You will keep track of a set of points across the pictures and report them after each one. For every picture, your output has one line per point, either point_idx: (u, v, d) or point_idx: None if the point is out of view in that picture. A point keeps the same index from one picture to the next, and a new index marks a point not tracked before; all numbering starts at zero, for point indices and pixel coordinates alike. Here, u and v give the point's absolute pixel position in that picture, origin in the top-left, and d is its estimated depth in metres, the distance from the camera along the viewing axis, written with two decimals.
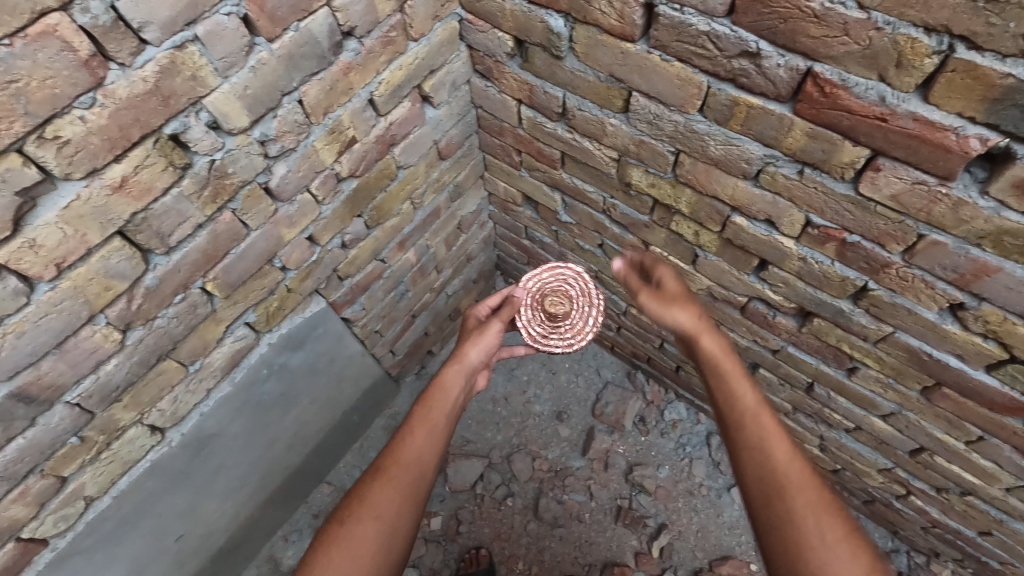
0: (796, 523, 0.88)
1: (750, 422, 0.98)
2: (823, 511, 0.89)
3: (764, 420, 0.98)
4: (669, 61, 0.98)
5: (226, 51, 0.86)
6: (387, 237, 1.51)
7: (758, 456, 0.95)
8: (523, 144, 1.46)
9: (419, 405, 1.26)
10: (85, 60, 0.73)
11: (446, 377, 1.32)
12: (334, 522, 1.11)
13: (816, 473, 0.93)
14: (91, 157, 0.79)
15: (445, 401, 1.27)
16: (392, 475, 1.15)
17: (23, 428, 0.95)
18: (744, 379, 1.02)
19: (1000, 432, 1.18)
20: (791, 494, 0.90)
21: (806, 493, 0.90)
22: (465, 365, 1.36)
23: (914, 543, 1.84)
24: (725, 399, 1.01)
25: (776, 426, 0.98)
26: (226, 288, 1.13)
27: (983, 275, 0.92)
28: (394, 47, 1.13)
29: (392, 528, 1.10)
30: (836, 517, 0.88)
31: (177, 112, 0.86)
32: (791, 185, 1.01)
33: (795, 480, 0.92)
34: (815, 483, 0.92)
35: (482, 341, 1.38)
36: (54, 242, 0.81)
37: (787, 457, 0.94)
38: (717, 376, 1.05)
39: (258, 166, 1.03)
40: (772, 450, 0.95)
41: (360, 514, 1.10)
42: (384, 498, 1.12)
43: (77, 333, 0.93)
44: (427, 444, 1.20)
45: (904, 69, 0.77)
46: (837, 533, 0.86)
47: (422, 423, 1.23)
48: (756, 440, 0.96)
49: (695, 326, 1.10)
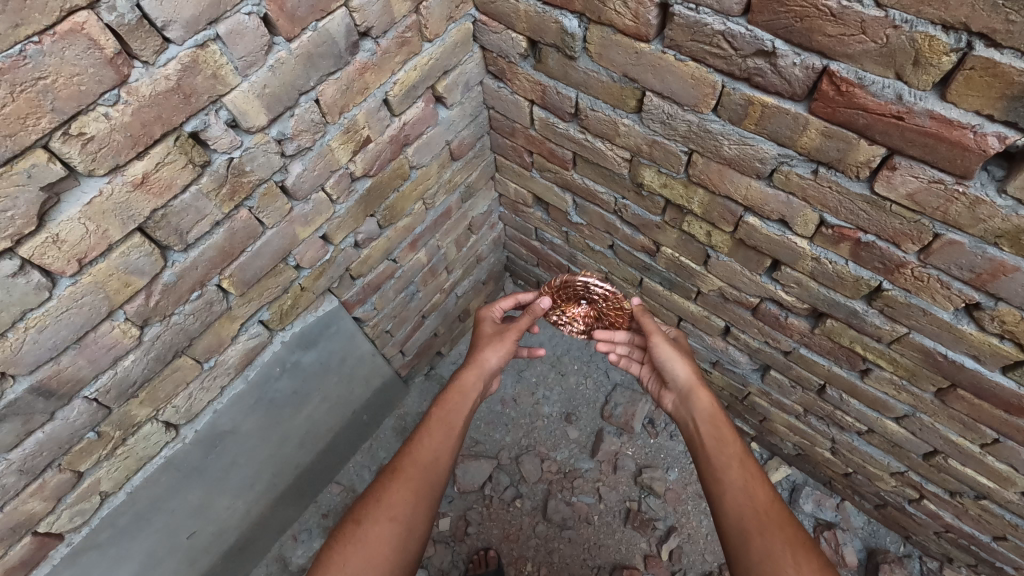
0: (773, 557, 1.01)
1: (734, 466, 1.16)
2: (798, 546, 1.02)
3: (747, 464, 1.16)
4: (683, 60, 0.99)
5: (247, 50, 0.87)
6: (399, 236, 1.52)
7: (738, 496, 1.11)
8: (534, 144, 1.47)
9: (436, 407, 1.29)
10: (111, 58, 0.74)
11: (464, 379, 1.34)
12: (350, 520, 1.13)
13: (793, 518, 1.07)
14: (113, 154, 0.81)
15: (463, 404, 1.30)
16: (407, 475, 1.17)
17: (42, 422, 0.96)
18: (731, 430, 1.22)
19: (1016, 435, 1.17)
20: (768, 533, 1.04)
21: (782, 531, 1.04)
22: (481, 368, 1.37)
23: (927, 548, 1.82)
24: (712, 442, 1.21)
25: (757, 473, 1.15)
26: (241, 286, 1.14)
27: (1000, 274, 0.91)
28: (410, 47, 1.14)
29: (407, 528, 1.12)
30: (810, 555, 1.01)
31: (198, 111, 0.87)
32: (806, 185, 1.01)
33: (772, 520, 1.06)
34: (790, 522, 1.06)
35: (500, 344, 1.39)
36: (77, 237, 0.83)
37: (765, 498, 1.10)
38: (710, 426, 1.24)
39: (275, 164, 1.04)
40: (751, 489, 1.12)
41: (377, 513, 1.12)
42: (400, 498, 1.14)
43: (97, 329, 0.94)
44: (443, 445, 1.22)
45: (921, 66, 0.77)
46: (812, 567, 0.99)
47: (439, 425, 1.25)
48: (738, 480, 1.13)
49: (695, 381, 1.31)
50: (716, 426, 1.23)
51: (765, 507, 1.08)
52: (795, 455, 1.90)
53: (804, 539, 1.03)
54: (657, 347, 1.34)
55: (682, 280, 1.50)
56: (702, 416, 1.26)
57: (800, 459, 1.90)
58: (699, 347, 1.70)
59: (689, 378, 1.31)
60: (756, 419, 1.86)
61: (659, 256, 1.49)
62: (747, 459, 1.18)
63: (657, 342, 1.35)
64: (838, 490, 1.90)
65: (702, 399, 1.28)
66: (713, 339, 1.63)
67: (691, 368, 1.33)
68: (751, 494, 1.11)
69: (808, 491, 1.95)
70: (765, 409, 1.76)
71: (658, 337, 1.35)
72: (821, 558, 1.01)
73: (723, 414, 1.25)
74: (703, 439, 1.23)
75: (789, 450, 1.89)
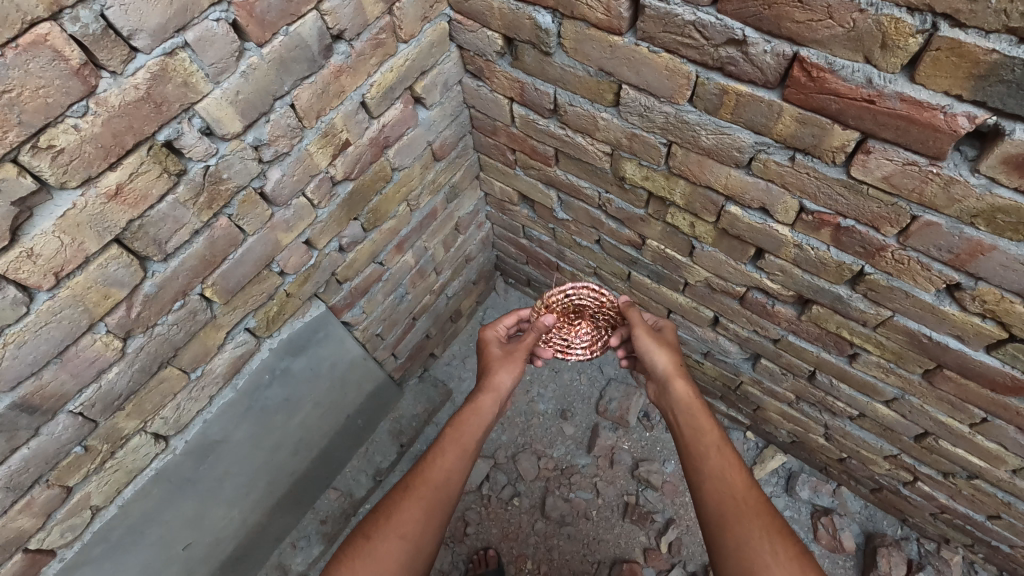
0: (751, 545, 1.01)
1: (712, 455, 1.16)
2: (776, 534, 1.02)
3: (725, 452, 1.16)
4: (656, 52, 0.99)
5: (216, 57, 0.87)
6: (384, 239, 1.52)
7: (716, 484, 1.11)
8: (516, 142, 1.47)
9: (451, 427, 1.27)
10: (77, 69, 0.74)
11: (480, 402, 1.33)
12: (360, 535, 1.12)
13: (773, 508, 1.06)
14: (86, 166, 0.80)
15: (477, 424, 1.29)
16: (421, 493, 1.15)
17: (27, 438, 0.95)
18: (709, 419, 1.22)
19: (1004, 413, 1.18)
20: (745, 520, 1.04)
21: (761, 518, 1.04)
22: (497, 393, 1.37)
23: (924, 530, 1.83)
24: (689, 432, 1.22)
25: (735, 462, 1.14)
26: (225, 294, 1.14)
27: (978, 254, 0.92)
28: (385, 49, 1.14)
29: (416, 547, 1.11)
30: (787, 543, 1.01)
31: (170, 119, 0.87)
32: (784, 172, 1.01)
33: (750, 508, 1.06)
34: (768, 511, 1.06)
35: (509, 367, 1.40)
36: (52, 251, 0.82)
37: (742, 487, 1.09)
38: (687, 414, 1.25)
39: (252, 171, 1.03)
40: (728, 479, 1.11)
41: (387, 530, 1.11)
42: (411, 516, 1.13)
43: (78, 342, 0.93)
44: (455, 465, 1.21)
45: (889, 50, 0.77)
46: (788, 556, 0.99)
47: (453, 443, 1.24)
48: (715, 469, 1.13)
49: (673, 369, 1.31)
50: (693, 415, 1.24)
51: (743, 496, 1.08)
52: (791, 443, 1.91)
53: (780, 526, 1.03)
54: (638, 338, 1.35)
55: (669, 272, 1.51)
56: (680, 405, 1.26)
57: (795, 446, 1.91)
58: (690, 339, 1.70)
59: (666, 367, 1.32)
60: (750, 408, 1.87)
61: (646, 250, 1.50)
62: (725, 446, 1.17)
63: (638, 331, 1.36)
64: (835, 475, 1.91)
65: (679, 388, 1.29)
66: (703, 330, 1.63)
67: (670, 356, 1.33)
68: (729, 482, 1.10)
69: (804, 478, 1.96)
70: (758, 398, 1.76)
71: (639, 328, 1.36)
72: (798, 545, 1.01)
73: (700, 403, 1.25)
74: (681, 427, 1.24)
75: (784, 438, 1.91)
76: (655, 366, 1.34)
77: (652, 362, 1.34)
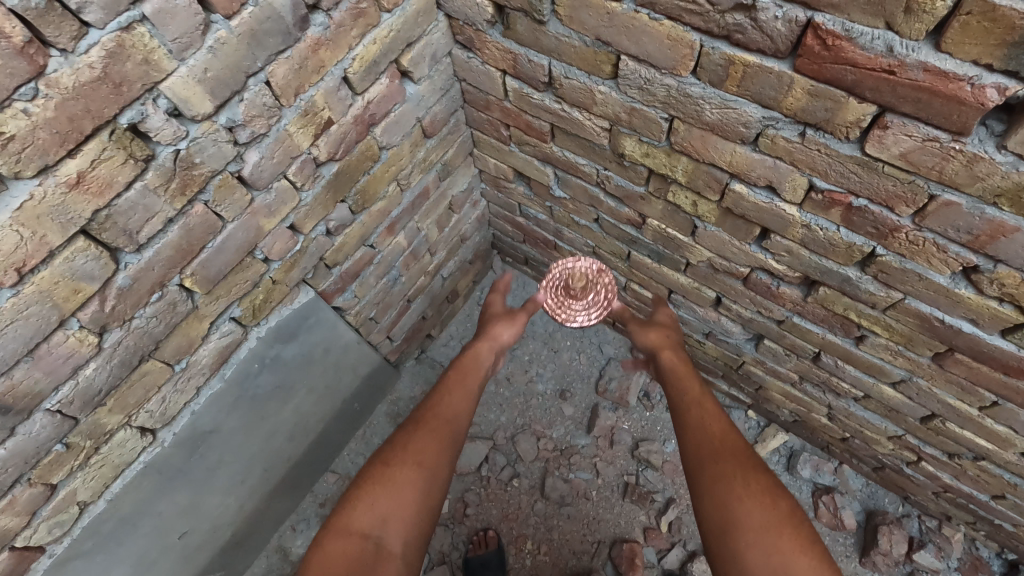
0: (729, 486, 1.03)
1: (694, 406, 1.20)
2: (751, 476, 1.05)
3: (706, 403, 1.20)
4: (657, 19, 0.92)
5: (180, 31, 0.80)
6: (374, 221, 1.46)
7: (696, 431, 1.14)
8: (510, 117, 1.40)
9: (454, 370, 1.31)
10: (21, 47, 0.67)
11: (478, 349, 1.38)
12: (378, 461, 1.11)
13: (750, 453, 1.09)
14: (41, 154, 0.74)
15: (477, 370, 1.34)
16: (433, 425, 1.18)
17: (2, 438, 0.92)
18: (692, 377, 1.27)
19: (1016, 397, 1.14)
20: (722, 462, 1.07)
21: (737, 462, 1.07)
22: (495, 344, 1.42)
23: (926, 508, 1.82)
24: (674, 388, 1.26)
25: (717, 414, 1.18)
26: (206, 283, 1.09)
27: (999, 236, 0.86)
28: (366, 19, 1.07)
29: (433, 474, 1.11)
30: (763, 485, 1.03)
31: (132, 101, 0.80)
32: (793, 148, 0.95)
33: (727, 453, 1.09)
34: (745, 456, 1.09)
35: (515, 322, 1.45)
36: (11, 246, 0.77)
37: (720, 432, 1.13)
38: (673, 376, 1.29)
39: (227, 154, 0.97)
40: (708, 428, 1.14)
41: (405, 456, 1.12)
42: (426, 443, 1.14)
43: (49, 339, 0.89)
44: (461, 405, 1.24)
45: (913, 15, 0.70)
46: (763, 495, 1.01)
47: (458, 385, 1.28)
48: (695, 418, 1.17)
49: (661, 343, 1.38)
50: (679, 376, 1.28)
51: (721, 441, 1.11)
52: (792, 422, 1.89)
53: (756, 468, 1.06)
54: (632, 329, 1.44)
55: (670, 252, 1.45)
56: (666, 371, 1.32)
57: (798, 425, 1.89)
58: (691, 319, 1.66)
59: (653, 342, 1.39)
60: (752, 387, 1.84)
61: (646, 229, 1.44)
62: (707, 399, 1.21)
63: (633, 324, 1.45)
64: (836, 454, 1.90)
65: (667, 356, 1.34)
66: (704, 310, 1.59)
67: (656, 334, 1.41)
68: (708, 429, 1.14)
69: (806, 457, 1.94)
70: (760, 377, 1.73)
71: (632, 323, 1.46)
72: (772, 486, 1.03)
73: (686, 365, 1.30)
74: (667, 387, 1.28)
75: (786, 417, 1.88)
76: (643, 344, 1.41)
77: (639, 342, 1.42)
